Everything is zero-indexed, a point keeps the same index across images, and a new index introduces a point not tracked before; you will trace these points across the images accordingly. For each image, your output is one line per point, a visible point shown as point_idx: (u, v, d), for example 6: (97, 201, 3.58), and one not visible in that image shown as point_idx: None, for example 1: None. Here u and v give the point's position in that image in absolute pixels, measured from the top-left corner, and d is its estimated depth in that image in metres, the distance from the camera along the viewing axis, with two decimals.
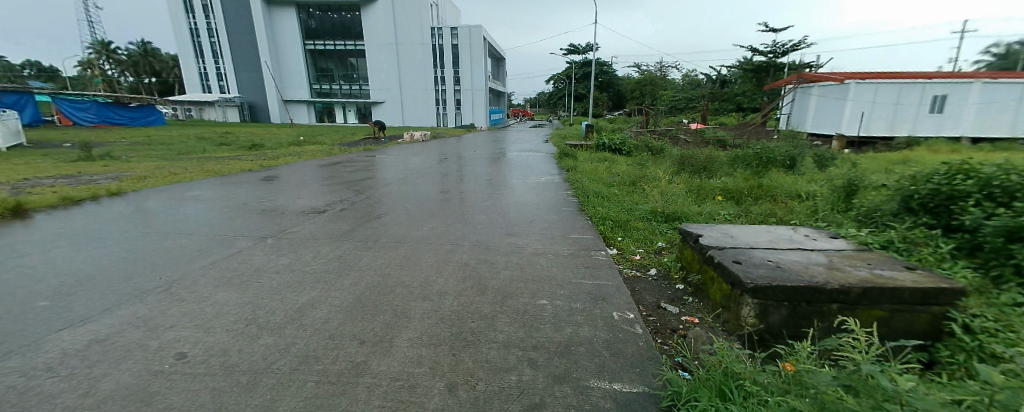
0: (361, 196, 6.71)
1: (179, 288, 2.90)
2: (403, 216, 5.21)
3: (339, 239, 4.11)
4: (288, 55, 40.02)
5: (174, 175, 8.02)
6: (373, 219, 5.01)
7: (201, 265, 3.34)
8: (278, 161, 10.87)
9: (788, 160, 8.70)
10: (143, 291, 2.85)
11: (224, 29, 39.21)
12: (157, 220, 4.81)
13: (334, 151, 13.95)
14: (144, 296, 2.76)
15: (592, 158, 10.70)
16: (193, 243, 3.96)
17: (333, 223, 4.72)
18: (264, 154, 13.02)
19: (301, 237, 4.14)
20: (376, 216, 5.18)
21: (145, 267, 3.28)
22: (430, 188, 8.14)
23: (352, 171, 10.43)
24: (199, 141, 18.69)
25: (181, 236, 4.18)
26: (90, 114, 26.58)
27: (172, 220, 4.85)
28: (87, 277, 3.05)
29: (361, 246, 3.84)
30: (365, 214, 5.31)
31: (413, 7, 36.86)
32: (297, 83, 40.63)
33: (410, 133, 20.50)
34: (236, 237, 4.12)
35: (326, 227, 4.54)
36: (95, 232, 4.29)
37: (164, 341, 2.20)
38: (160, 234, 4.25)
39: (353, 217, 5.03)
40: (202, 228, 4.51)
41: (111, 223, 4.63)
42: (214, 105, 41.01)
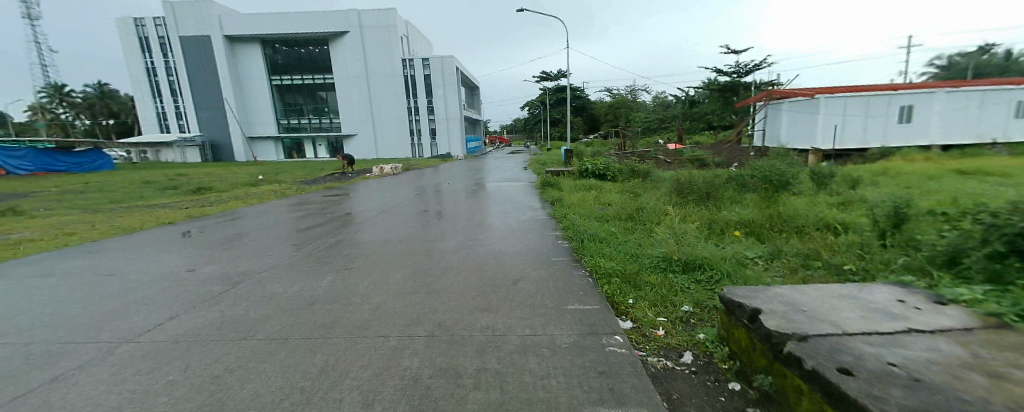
0: (301, 248, 5.40)
1: None
2: (344, 280, 3.94)
3: (236, 333, 2.82)
4: (254, 91, 38.57)
5: (73, 234, 6.49)
6: (301, 288, 3.72)
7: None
8: (217, 208, 9.38)
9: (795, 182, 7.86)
10: None
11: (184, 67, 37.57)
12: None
13: (291, 191, 12.51)
14: None
15: (576, 187, 9.71)
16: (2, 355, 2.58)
17: (243, 301, 3.42)
18: (208, 199, 11.45)
19: (178, 334, 2.80)
20: (308, 282, 3.90)
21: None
22: (394, 229, 6.89)
23: (305, 212, 9.05)
24: (143, 186, 16.82)
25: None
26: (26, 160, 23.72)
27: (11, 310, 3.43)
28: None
29: (258, 350, 2.54)
30: (295, 279, 3.99)
31: (383, 38, 36.29)
32: (264, 119, 39.02)
33: (379, 167, 19.19)
34: (73, 342, 2.73)
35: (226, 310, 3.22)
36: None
37: None
38: None
39: (273, 288, 3.71)
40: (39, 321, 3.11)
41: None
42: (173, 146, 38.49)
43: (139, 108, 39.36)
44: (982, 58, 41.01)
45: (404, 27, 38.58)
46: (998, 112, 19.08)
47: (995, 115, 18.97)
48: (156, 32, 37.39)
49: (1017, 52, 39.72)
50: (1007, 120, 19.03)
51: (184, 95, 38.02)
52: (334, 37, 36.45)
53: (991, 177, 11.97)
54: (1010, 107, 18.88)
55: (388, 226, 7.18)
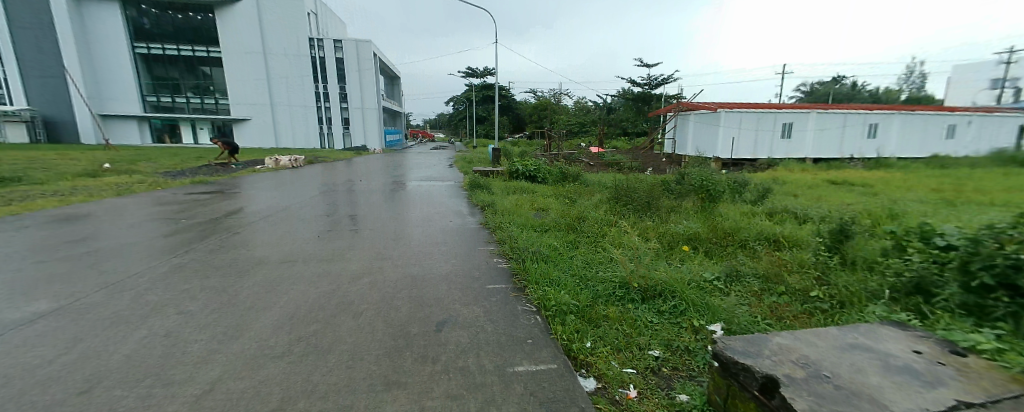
0: (119, 271, 3.60)
1: None
2: (170, 329, 2.52)
3: None
4: (111, 59, 31.26)
5: None
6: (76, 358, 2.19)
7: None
8: (14, 208, 6.68)
9: (724, 191, 7.91)
10: None
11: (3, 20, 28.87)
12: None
13: (145, 186, 9.70)
14: None
15: (507, 190, 8.88)
16: None
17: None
18: (9, 194, 8.27)
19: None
20: (94, 343, 2.35)
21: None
22: (283, 236, 5.28)
23: (156, 213, 6.77)
24: None
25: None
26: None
27: None
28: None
29: None
30: (72, 337, 2.39)
31: (287, 13, 31.93)
32: (125, 95, 31.86)
33: (275, 158, 16.39)
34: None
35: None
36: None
37: None
38: None
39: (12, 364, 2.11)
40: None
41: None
42: None
43: None
44: (831, 87, 49.67)
45: (312, 3, 34.19)
46: (850, 133, 22.78)
47: (853, 135, 22.81)
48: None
49: (854, 84, 48.78)
50: (862, 140, 22.96)
51: (3, 56, 29.22)
52: (224, 5, 31.06)
53: (854, 188, 13.99)
54: (863, 129, 22.83)
55: (272, 233, 5.53)
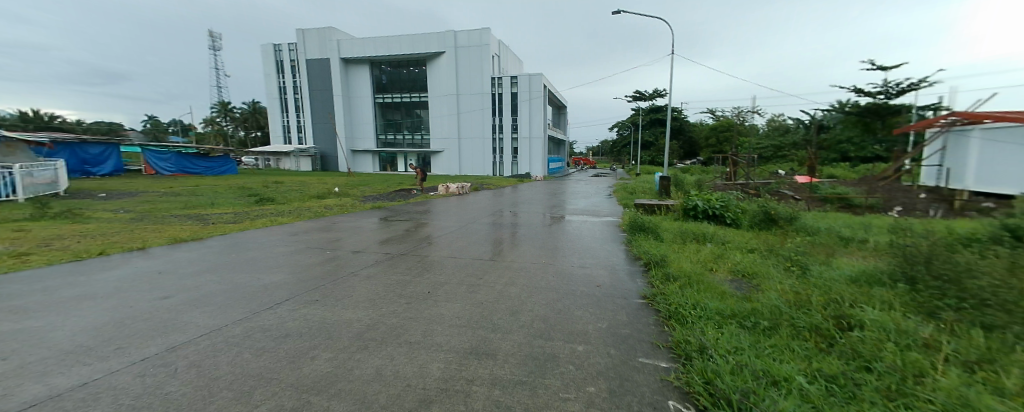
0: (214, 322, 2.98)
1: None
2: None
3: None
4: (362, 109, 41.08)
5: (21, 256, 4.87)
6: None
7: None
8: (245, 225, 7.81)
9: None
10: None
11: (308, 86, 40.84)
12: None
13: (338, 210, 10.90)
14: None
15: (683, 237, 6.50)
16: None
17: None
18: (260, 212, 10.31)
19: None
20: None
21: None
22: (399, 284, 4.27)
23: (322, 237, 6.83)
24: (235, 189, 17.20)
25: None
26: (168, 163, 26.62)
27: None
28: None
29: None
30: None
31: (475, 58, 36.38)
32: (367, 134, 41.34)
33: (446, 185, 17.66)
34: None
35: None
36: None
37: None
38: None
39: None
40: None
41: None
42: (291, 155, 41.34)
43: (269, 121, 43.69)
44: None
45: (496, 47, 37.98)
46: None
47: None
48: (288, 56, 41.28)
49: None
50: None
51: (305, 111, 41.44)
52: (432, 58, 37.76)
53: None
54: None
55: (392, 277, 4.58)
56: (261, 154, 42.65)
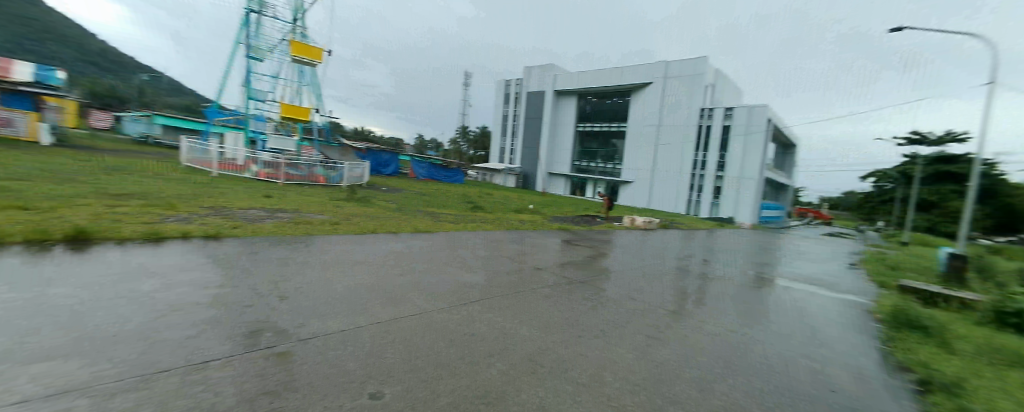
0: (421, 308, 3.45)
1: None
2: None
3: None
4: (563, 135, 43.91)
5: (328, 225, 7.06)
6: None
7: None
8: (455, 227, 9.26)
9: None
10: None
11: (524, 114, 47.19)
12: (32, 285, 2.82)
13: (529, 226, 11.80)
14: None
15: (1008, 359, 4.11)
16: None
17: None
18: (469, 217, 12.14)
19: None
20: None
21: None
22: (574, 313, 4.12)
23: (513, 249, 7.42)
24: (456, 195, 20.94)
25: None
26: (422, 170, 35.09)
27: (120, 291, 2.94)
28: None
29: None
30: (265, 387, 1.88)
31: (685, 88, 34.13)
32: (563, 159, 43.81)
33: (632, 217, 16.84)
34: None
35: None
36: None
37: None
38: (20, 315, 2.36)
39: (185, 403, 1.67)
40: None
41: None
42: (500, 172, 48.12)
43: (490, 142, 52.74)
44: None
45: (712, 76, 34.41)
46: None
47: None
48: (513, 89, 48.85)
49: None
50: None
51: (517, 135, 47.85)
52: (639, 89, 37.46)
53: None
54: None
55: (569, 303, 4.48)
56: (479, 169, 51.18)
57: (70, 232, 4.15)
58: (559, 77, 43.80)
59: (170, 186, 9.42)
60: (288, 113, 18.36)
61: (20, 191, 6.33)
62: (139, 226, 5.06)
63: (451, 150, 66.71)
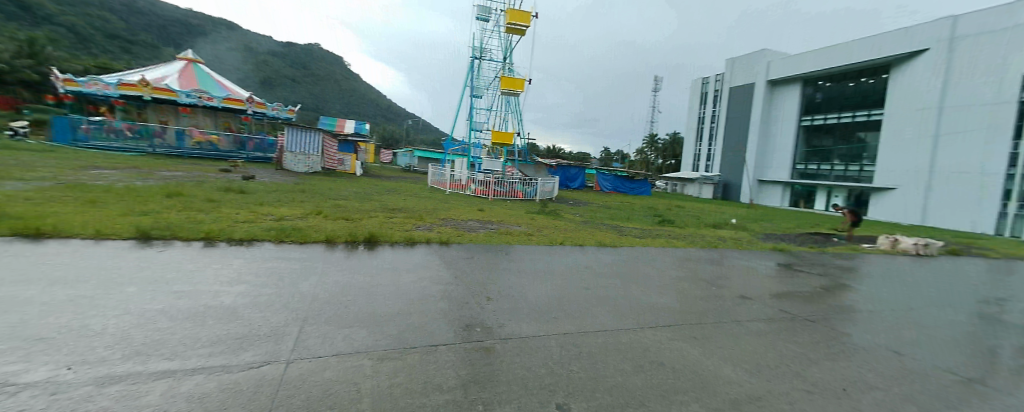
0: (607, 327, 3.42)
1: (51, 384, 1.75)
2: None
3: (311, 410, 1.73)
4: (781, 134, 36.24)
5: (524, 236, 7.91)
6: (438, 401, 1.93)
7: (9, 362, 1.88)
8: (643, 243, 8.84)
9: None
10: (73, 357, 2.01)
11: (725, 114, 41.74)
12: (346, 272, 4.24)
13: (730, 244, 10.09)
14: (32, 363, 1.91)
15: None
16: (289, 314, 2.91)
17: (375, 376, 2.10)
18: (660, 232, 11.41)
19: (193, 392, 1.76)
20: (461, 396, 2.00)
21: (80, 324, 2.39)
22: (797, 352, 3.21)
23: (710, 271, 6.48)
24: (645, 209, 19.86)
25: (268, 297, 3.24)
26: (608, 183, 35.07)
27: (390, 281, 4.06)
28: (59, 310, 2.58)
29: None
30: (474, 376, 2.24)
31: (994, 47, 22.31)
32: (781, 163, 35.93)
33: (893, 238, 12.03)
34: (231, 332, 2.48)
35: (325, 378, 2.02)
36: (298, 266, 4.28)
37: None
38: (341, 291, 3.57)
39: (420, 376, 2.16)
40: (312, 295, 3.40)
41: (330, 263, 4.55)
42: (695, 182, 43.31)
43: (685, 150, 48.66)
44: None
45: None
46: None
47: None
48: (713, 86, 44.40)
49: None
50: None
51: (717, 139, 42.64)
52: (902, 61, 27.27)
53: None
54: None
55: (787, 339, 3.53)
56: (670, 180, 47.53)
57: (366, 236, 6.04)
58: (774, 63, 36.86)
59: (418, 202, 12.51)
60: (497, 139, 21.60)
61: (344, 207, 9.63)
62: (401, 232, 6.90)
63: (640, 161, 64.33)
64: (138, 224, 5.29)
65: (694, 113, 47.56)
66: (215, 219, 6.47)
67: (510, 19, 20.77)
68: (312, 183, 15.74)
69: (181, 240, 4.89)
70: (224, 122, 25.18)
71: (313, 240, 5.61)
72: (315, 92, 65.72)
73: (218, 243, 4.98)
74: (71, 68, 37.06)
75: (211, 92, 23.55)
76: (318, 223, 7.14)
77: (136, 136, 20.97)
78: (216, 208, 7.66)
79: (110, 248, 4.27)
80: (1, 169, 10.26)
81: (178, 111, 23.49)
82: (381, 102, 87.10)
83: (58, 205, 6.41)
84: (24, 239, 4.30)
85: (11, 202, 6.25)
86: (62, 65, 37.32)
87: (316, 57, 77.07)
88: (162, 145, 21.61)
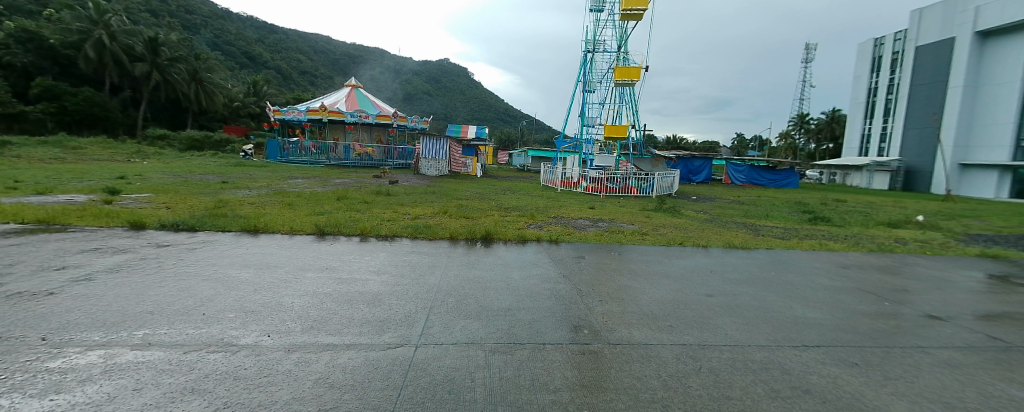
0: (730, 340, 3.02)
1: (264, 345, 2.35)
2: None
3: (435, 387, 2.00)
4: (1003, 102, 26.53)
5: (637, 235, 7.51)
6: (546, 399, 1.99)
7: (236, 325, 2.61)
8: (781, 244, 7.52)
9: None
10: (275, 326, 2.65)
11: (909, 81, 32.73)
12: (465, 266, 4.67)
13: (914, 248, 7.84)
14: (253, 327, 2.62)
15: None
16: (419, 302, 3.34)
17: (485, 368, 2.27)
18: (807, 231, 9.58)
19: (347, 364, 2.17)
20: (566, 398, 2.02)
21: (277, 300, 3.17)
22: (1014, 394, 2.36)
23: (880, 281, 5.17)
24: (785, 204, 16.72)
25: (403, 286, 3.77)
26: (741, 175, 30.69)
27: (502, 277, 4.33)
28: (266, 289, 3.45)
29: None
30: (582, 380, 2.23)
31: None
32: (1003, 140, 26.20)
33: None
34: (373, 315, 2.96)
35: (444, 364, 2.26)
36: (425, 260, 4.87)
37: (47, 381, 1.83)
38: (463, 283, 3.98)
39: (527, 372, 2.27)
40: (437, 285, 3.86)
41: (451, 258, 5.03)
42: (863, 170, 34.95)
43: (850, 130, 39.58)
44: None
45: None
46: None
47: None
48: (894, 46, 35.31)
49: None
50: None
51: (898, 113, 33.64)
52: None
53: None
54: None
55: (1001, 376, 2.62)
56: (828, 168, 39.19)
57: (483, 233, 6.50)
58: (983, 9, 27.34)
59: (532, 201, 12.94)
60: (610, 133, 20.77)
61: (466, 207, 10.51)
62: (514, 230, 7.20)
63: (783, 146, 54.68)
64: (316, 222, 6.69)
65: (863, 84, 38.51)
66: (366, 217, 7.75)
67: (628, 5, 19.78)
68: (441, 185, 17.64)
69: (345, 235, 6.04)
70: (377, 135, 29.79)
71: (440, 236, 6.30)
72: (445, 102, 73.19)
73: (369, 238, 5.97)
74: (279, 101, 48.66)
75: (367, 111, 28.28)
76: (445, 221, 7.98)
77: (318, 151, 26.59)
78: (368, 208, 9.22)
79: (299, 241, 5.50)
80: (239, 181, 14.08)
81: (345, 129, 28.81)
82: (501, 105, 92.40)
83: (269, 207, 8.52)
84: (248, 233, 5.83)
85: (243, 205, 8.58)
86: (274, 99, 49.29)
87: (445, 71, 85.79)
88: (334, 157, 26.70)
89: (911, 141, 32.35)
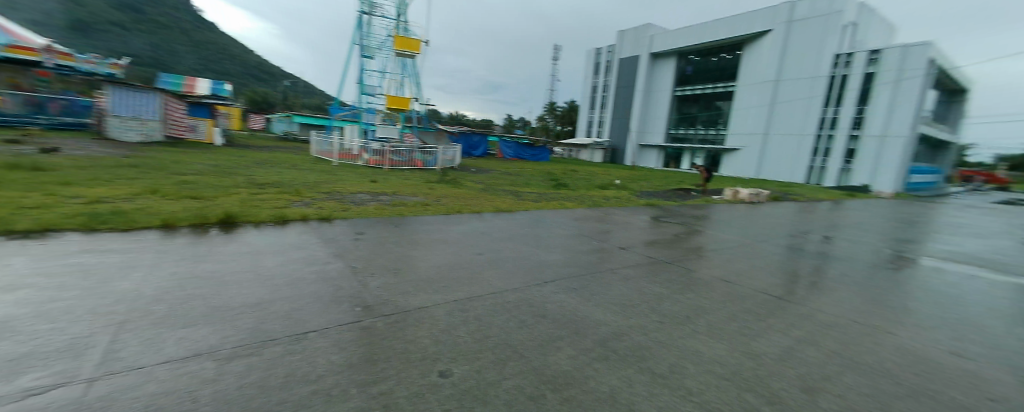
0: (494, 289, 3.48)
1: None
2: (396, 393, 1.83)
3: None
4: (658, 103, 40.26)
5: (417, 206, 7.63)
6: (305, 393, 1.76)
7: None
8: (535, 206, 9.23)
9: None
10: None
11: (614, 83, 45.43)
12: (191, 261, 3.57)
13: (613, 202, 11.14)
14: None
15: None
16: (95, 320, 2.31)
17: (218, 381, 1.80)
18: (552, 194, 12.11)
19: None
20: (331, 384, 1.84)
21: None
22: (650, 290, 3.69)
23: (593, 228, 7.10)
24: (540, 174, 20.61)
25: (64, 303, 2.53)
26: (509, 150, 35.76)
27: (250, 267, 3.54)
28: None
29: None
30: (350, 360, 2.09)
31: (817, 32, 28.04)
32: (657, 128, 40.20)
33: (735, 189, 13.76)
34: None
35: (143, 396, 1.66)
36: (116, 260, 3.44)
37: None
38: (185, 283, 3.02)
39: (281, 370, 1.94)
40: (136, 292, 2.78)
41: (167, 253, 3.73)
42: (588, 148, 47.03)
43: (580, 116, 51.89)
44: None
45: (855, 12, 26.63)
46: None
47: None
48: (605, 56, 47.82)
49: None
50: None
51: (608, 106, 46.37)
52: (751, 41, 32.38)
53: None
54: None
55: (647, 280, 4.05)
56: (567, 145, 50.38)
57: (223, 217, 5.13)
58: (656, 37, 40.15)
59: (301, 176, 11.15)
60: (393, 104, 19.94)
61: (197, 185, 8.03)
62: (271, 211, 6.01)
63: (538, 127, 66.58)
64: None
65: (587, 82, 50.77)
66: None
67: None
68: (155, 156, 12.86)
69: None
70: None
71: (144, 226, 4.57)
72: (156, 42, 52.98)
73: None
74: None
75: None
76: (156, 205, 5.85)
77: None
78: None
79: None
80: None
81: None
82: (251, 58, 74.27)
83: None
84: None
85: None
86: None
87: None
88: None
89: (614, 127, 45.27)
